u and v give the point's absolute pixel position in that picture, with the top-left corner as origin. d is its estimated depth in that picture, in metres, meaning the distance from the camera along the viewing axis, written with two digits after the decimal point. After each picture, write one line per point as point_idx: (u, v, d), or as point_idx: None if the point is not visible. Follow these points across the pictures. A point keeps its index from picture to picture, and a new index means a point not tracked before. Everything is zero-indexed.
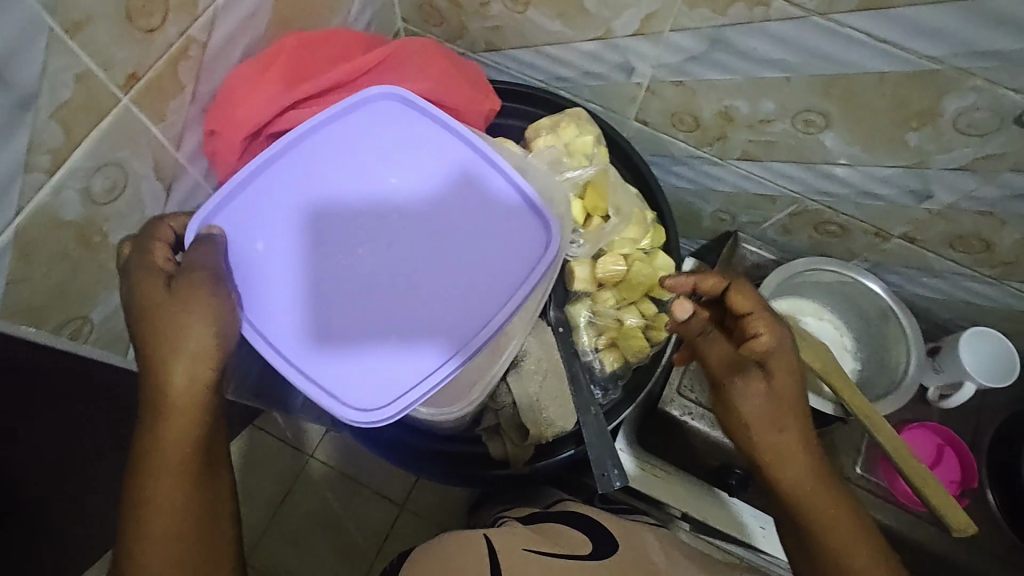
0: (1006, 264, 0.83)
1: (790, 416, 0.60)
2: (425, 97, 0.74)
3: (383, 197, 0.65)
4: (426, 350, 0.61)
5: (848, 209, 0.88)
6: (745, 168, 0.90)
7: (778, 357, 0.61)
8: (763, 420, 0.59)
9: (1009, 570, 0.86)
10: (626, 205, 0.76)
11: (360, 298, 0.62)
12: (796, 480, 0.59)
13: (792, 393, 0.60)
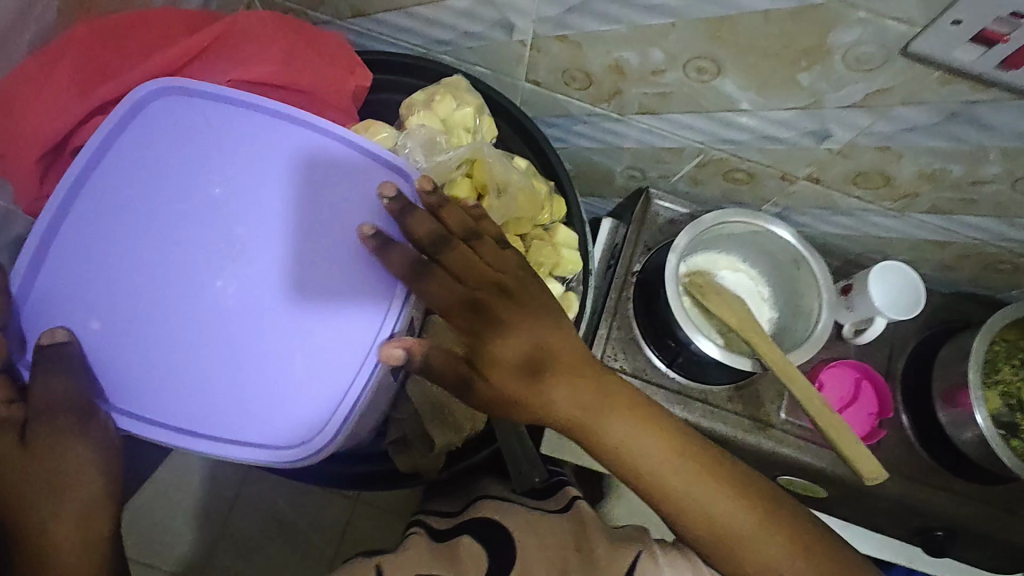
0: (907, 196, 0.82)
1: (596, 408, 0.60)
2: (275, 82, 0.66)
3: (199, 219, 0.62)
4: (290, 374, 0.61)
5: (752, 156, 0.85)
6: (645, 122, 0.86)
7: (559, 360, 0.61)
8: (573, 421, 0.60)
9: (928, 489, 0.90)
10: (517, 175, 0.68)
11: (204, 337, 0.61)
12: (630, 457, 0.60)
13: (569, 379, 0.60)
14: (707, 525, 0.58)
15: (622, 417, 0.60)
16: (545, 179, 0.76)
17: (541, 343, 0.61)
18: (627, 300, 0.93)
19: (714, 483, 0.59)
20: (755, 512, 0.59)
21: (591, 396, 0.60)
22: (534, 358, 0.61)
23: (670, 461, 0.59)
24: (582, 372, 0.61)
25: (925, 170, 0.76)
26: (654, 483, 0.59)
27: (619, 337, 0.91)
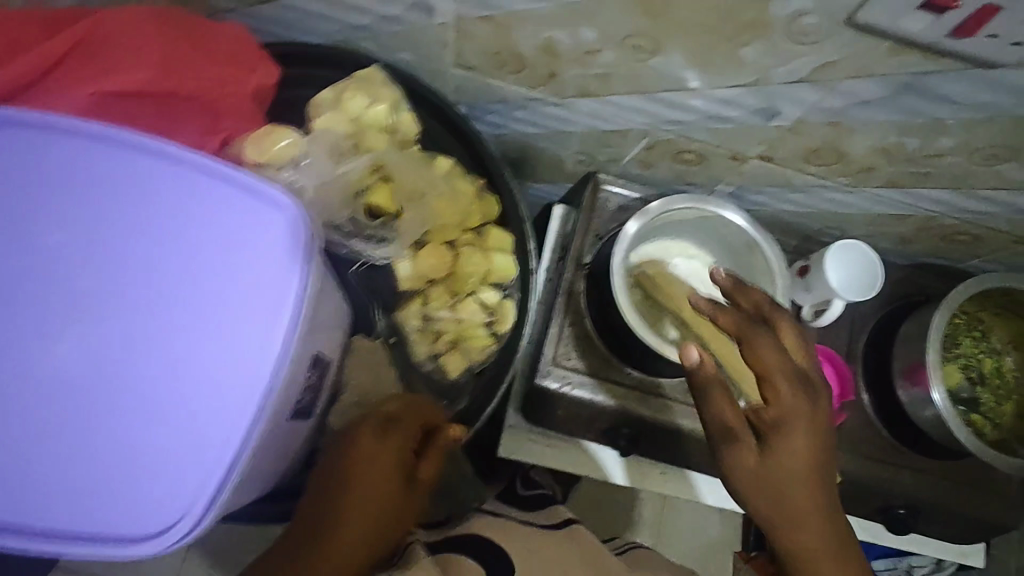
0: (863, 171, 0.78)
1: (795, 436, 0.60)
2: (151, 90, 0.59)
3: (31, 279, 0.53)
4: (145, 457, 0.53)
5: (701, 136, 0.80)
6: (586, 106, 0.80)
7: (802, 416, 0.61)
8: (759, 488, 0.61)
9: (890, 467, 0.89)
10: (434, 185, 0.66)
11: (41, 422, 0.52)
12: (787, 494, 0.61)
13: (807, 441, 0.60)
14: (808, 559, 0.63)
15: (813, 463, 0.61)
16: (477, 177, 0.70)
17: (788, 404, 0.61)
18: (579, 293, 0.89)
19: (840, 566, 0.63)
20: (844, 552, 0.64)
21: (797, 463, 0.60)
22: (761, 411, 0.62)
23: (808, 499, 0.62)
24: (813, 429, 0.61)
25: (879, 145, 0.72)
26: (785, 513, 0.62)
27: (572, 334, 0.87)
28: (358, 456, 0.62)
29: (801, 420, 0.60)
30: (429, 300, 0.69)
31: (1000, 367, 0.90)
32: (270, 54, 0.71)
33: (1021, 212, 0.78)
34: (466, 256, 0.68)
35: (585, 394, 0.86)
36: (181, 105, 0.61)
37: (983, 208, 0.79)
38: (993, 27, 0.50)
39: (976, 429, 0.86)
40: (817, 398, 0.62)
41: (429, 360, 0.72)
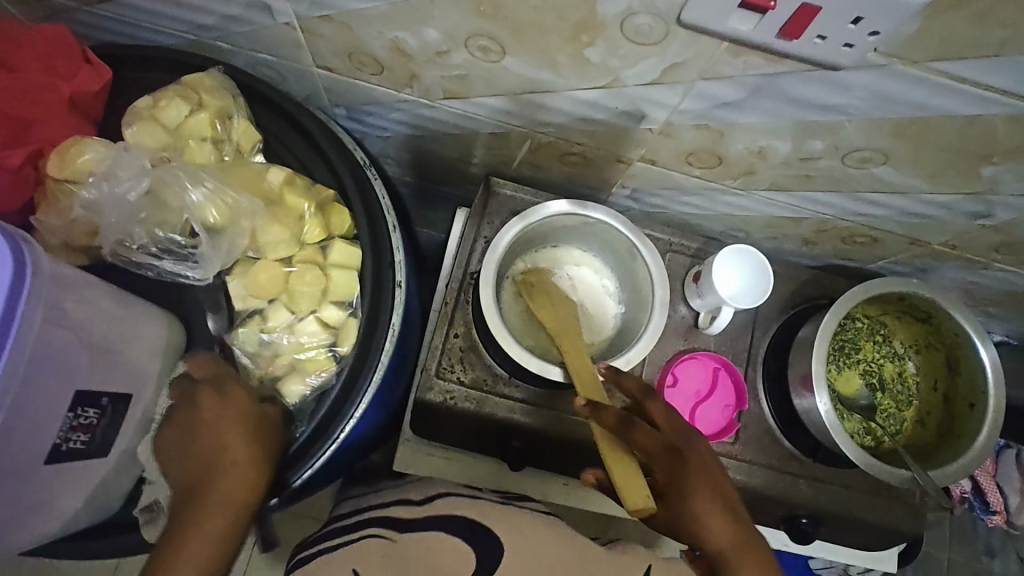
0: (746, 174, 0.75)
1: (680, 512, 0.62)
2: None
3: None
4: None
5: (579, 138, 0.76)
6: (458, 107, 0.76)
7: (673, 480, 0.62)
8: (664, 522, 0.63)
9: (789, 477, 0.86)
10: (253, 203, 0.61)
11: None
12: (694, 546, 0.62)
13: (713, 494, 0.62)
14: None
15: (724, 499, 0.62)
16: (328, 188, 0.66)
17: (682, 458, 0.63)
18: (465, 302, 0.85)
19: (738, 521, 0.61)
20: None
21: (718, 528, 0.60)
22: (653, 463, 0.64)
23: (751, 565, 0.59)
24: (706, 472, 0.62)
25: (753, 148, 0.69)
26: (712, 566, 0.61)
27: (457, 345, 0.83)
28: (201, 415, 0.56)
29: (694, 481, 0.62)
30: (267, 322, 0.62)
31: (902, 373, 0.87)
32: (102, 57, 0.66)
33: (909, 215, 0.75)
34: (301, 272, 0.62)
35: (468, 408, 0.81)
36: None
37: (872, 211, 0.76)
38: (818, 26, 0.47)
39: (871, 436, 0.83)
40: (694, 445, 0.64)
41: (268, 385, 0.63)
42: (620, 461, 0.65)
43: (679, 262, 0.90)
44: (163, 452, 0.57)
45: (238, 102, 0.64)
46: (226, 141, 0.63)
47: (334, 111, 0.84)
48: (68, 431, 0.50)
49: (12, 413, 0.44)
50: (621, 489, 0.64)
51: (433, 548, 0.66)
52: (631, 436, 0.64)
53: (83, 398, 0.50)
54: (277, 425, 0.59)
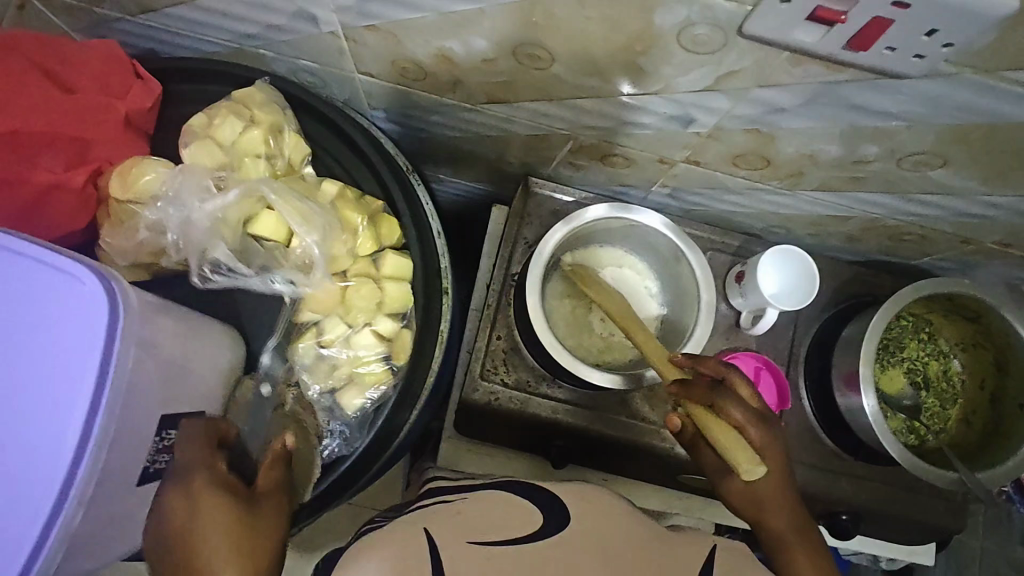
0: (794, 175, 0.73)
1: (770, 483, 0.61)
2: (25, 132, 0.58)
3: None
4: None
5: (622, 141, 0.75)
6: (499, 111, 0.75)
7: (765, 450, 0.61)
8: (746, 503, 0.62)
9: (829, 475, 0.86)
10: (325, 215, 0.61)
11: None
12: (769, 534, 0.60)
13: (785, 500, 0.61)
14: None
15: (795, 515, 0.60)
16: (376, 199, 0.67)
17: (763, 443, 0.61)
18: (507, 304, 0.85)
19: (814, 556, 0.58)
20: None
21: (781, 519, 0.60)
22: (747, 433, 0.61)
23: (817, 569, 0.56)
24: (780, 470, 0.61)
25: (804, 151, 0.67)
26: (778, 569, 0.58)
27: (500, 347, 0.84)
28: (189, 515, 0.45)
29: (772, 469, 0.61)
30: (324, 334, 0.63)
31: (947, 371, 0.86)
32: (151, 70, 0.66)
33: (962, 215, 0.73)
34: (358, 286, 0.64)
35: (512, 409, 0.83)
36: (61, 142, 0.60)
37: (923, 211, 0.75)
38: (888, 39, 0.46)
39: (915, 435, 0.83)
40: (774, 427, 0.62)
41: (328, 395, 0.64)
42: (723, 426, 0.61)
43: (719, 261, 0.89)
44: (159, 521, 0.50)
45: (286, 113, 0.64)
46: (278, 156, 0.64)
47: (373, 114, 0.83)
48: (155, 453, 0.51)
49: (110, 450, 0.45)
50: (728, 451, 0.60)
51: (506, 506, 0.55)
52: (718, 411, 0.62)
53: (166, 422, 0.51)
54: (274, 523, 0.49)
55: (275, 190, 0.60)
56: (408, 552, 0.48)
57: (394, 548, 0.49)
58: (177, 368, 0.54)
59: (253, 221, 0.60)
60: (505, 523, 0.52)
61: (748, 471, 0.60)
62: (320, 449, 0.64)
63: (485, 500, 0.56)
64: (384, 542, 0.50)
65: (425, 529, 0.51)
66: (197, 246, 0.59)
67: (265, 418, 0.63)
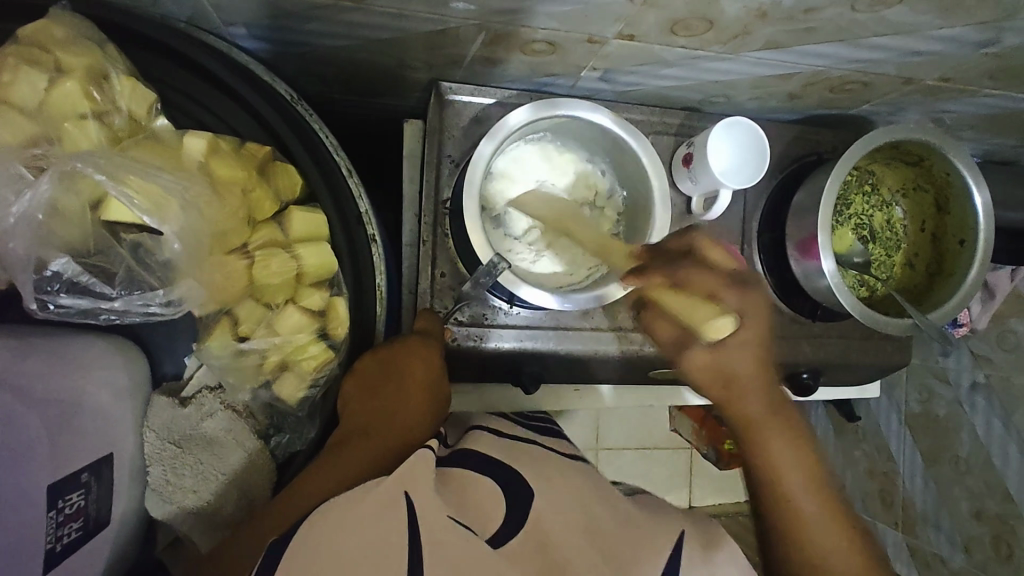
0: (738, 36, 0.65)
1: (747, 373, 0.57)
2: None
3: None
4: None
5: (544, 23, 0.63)
6: (390, 6, 0.59)
7: (744, 319, 0.56)
8: (714, 377, 0.57)
9: (790, 340, 0.88)
10: (188, 186, 0.47)
11: None
12: (744, 412, 0.59)
13: (760, 381, 0.58)
14: (799, 528, 0.56)
15: (775, 408, 0.59)
16: (263, 146, 0.54)
17: (740, 306, 0.56)
18: (444, 235, 0.76)
19: (794, 438, 0.59)
20: (835, 507, 0.57)
21: (761, 400, 0.58)
22: (721, 299, 0.56)
23: (795, 454, 0.58)
24: (761, 348, 0.57)
25: (752, 7, 0.59)
26: (758, 460, 0.59)
27: (447, 285, 0.76)
28: (406, 393, 0.56)
29: (746, 354, 0.56)
30: (239, 324, 0.52)
31: (890, 220, 0.87)
32: None
33: (909, 54, 0.68)
34: (264, 259, 0.51)
35: (472, 346, 0.77)
36: None
37: (870, 56, 0.69)
38: None
39: (865, 288, 0.85)
40: (755, 286, 0.58)
41: (263, 390, 0.55)
42: (691, 300, 0.56)
43: (663, 144, 0.83)
44: (358, 406, 0.55)
45: (109, 51, 0.48)
46: (113, 112, 0.48)
47: (231, 31, 0.65)
48: (58, 528, 0.42)
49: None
50: (683, 311, 0.55)
51: (470, 487, 0.50)
52: (690, 276, 0.56)
53: (61, 486, 0.42)
54: (415, 368, 0.57)
55: (106, 168, 0.44)
56: (389, 540, 0.41)
57: (367, 529, 0.42)
58: (62, 412, 0.45)
59: (105, 208, 0.45)
60: (468, 506, 0.48)
61: (708, 324, 0.54)
62: (271, 449, 0.56)
63: (449, 480, 0.50)
64: (352, 522, 0.43)
65: (403, 496, 0.45)
66: (33, 257, 0.44)
67: (198, 432, 0.53)
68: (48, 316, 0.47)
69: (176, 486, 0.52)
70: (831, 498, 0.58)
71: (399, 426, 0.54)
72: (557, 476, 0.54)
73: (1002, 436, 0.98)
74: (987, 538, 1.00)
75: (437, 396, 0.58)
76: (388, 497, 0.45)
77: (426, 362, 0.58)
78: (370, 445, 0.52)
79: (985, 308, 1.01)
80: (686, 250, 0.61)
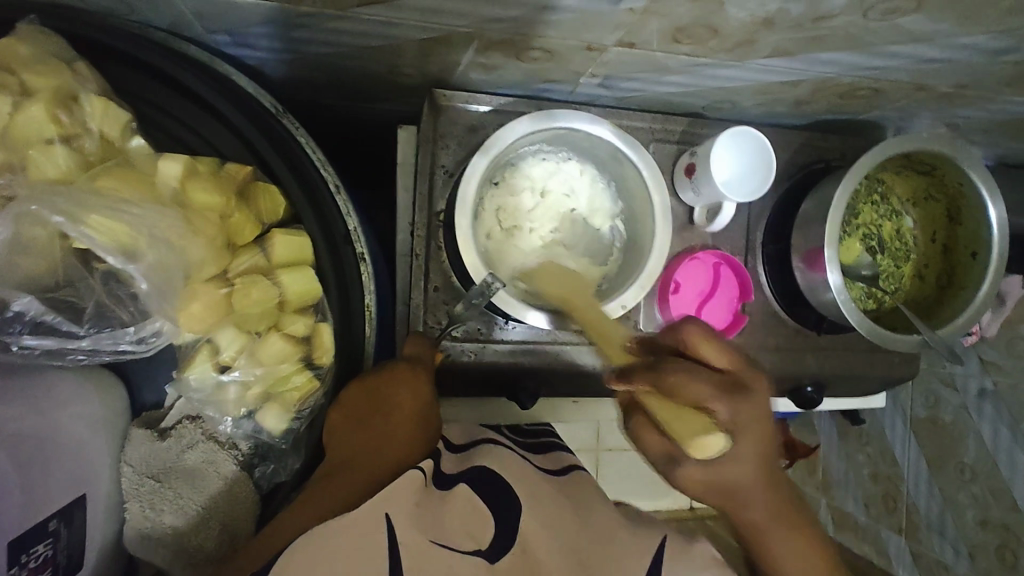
0: (744, 44, 0.62)
1: (739, 473, 0.54)
2: None
3: None
4: None
5: (540, 31, 0.60)
6: (380, 15, 0.56)
7: (738, 438, 0.53)
8: (718, 494, 0.57)
9: (794, 353, 0.85)
10: (157, 218, 0.45)
11: None
12: (741, 521, 0.59)
13: (759, 491, 0.57)
14: (768, 558, 0.60)
15: (776, 508, 0.59)
16: (244, 166, 0.52)
17: (738, 418, 0.52)
18: (438, 248, 0.73)
19: (793, 524, 0.60)
20: (825, 559, 0.60)
21: (751, 480, 0.55)
22: (712, 411, 0.52)
23: (797, 548, 0.59)
24: (761, 436, 0.54)
25: (758, 15, 0.56)
26: (747, 527, 0.60)
27: (440, 300, 0.74)
28: (394, 417, 0.54)
29: (744, 478, 0.55)
30: (221, 353, 0.50)
31: (900, 230, 0.84)
32: None
33: (923, 62, 0.65)
34: (245, 287, 0.50)
35: (467, 362, 0.74)
36: None
37: (883, 63, 0.66)
38: None
39: (873, 300, 0.82)
40: (752, 395, 0.53)
41: (247, 420, 0.53)
42: (693, 421, 0.53)
43: (665, 152, 0.80)
44: (343, 431, 0.53)
45: (77, 70, 0.47)
46: (83, 134, 0.46)
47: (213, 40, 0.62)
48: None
49: None
50: (672, 429, 0.53)
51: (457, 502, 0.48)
52: (676, 389, 0.52)
53: (24, 540, 0.39)
54: (404, 391, 0.56)
55: (66, 208, 0.42)
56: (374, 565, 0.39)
57: (353, 545, 0.40)
58: (34, 452, 0.42)
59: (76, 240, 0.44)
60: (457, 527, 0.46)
61: (703, 450, 0.52)
62: (255, 479, 0.55)
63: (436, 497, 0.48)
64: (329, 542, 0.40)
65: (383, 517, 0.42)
66: None
67: (179, 464, 0.52)
68: (12, 357, 0.44)
69: (155, 522, 0.50)
70: (823, 551, 0.61)
71: (386, 455, 0.52)
72: (543, 489, 0.52)
73: (1009, 444, 0.93)
74: (992, 546, 0.94)
75: (423, 417, 0.55)
76: (374, 519, 0.42)
77: (408, 383, 0.56)
78: (352, 472, 0.50)
79: (996, 316, 0.96)
80: (675, 350, 0.58)
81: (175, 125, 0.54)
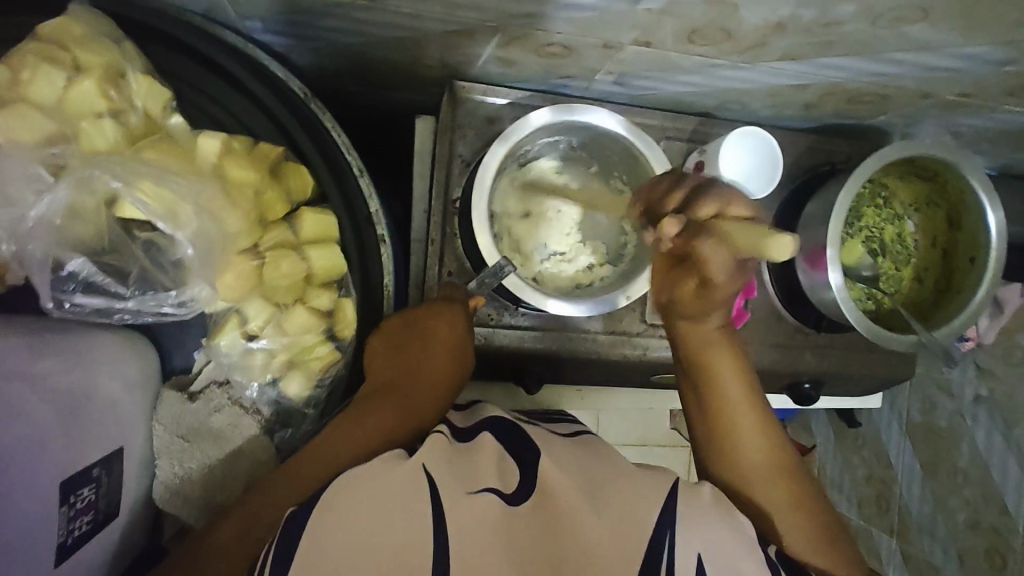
0: (757, 47, 0.64)
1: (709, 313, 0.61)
2: None
3: None
4: None
5: (559, 27, 0.62)
6: (407, 7, 0.58)
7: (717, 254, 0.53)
8: (697, 359, 0.65)
9: (794, 349, 0.87)
10: (199, 191, 0.48)
11: None
12: (716, 396, 0.64)
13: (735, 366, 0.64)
14: (726, 429, 0.62)
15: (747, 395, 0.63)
16: (275, 145, 0.56)
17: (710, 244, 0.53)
18: (452, 235, 0.76)
19: (752, 405, 0.63)
20: (774, 456, 0.61)
21: (724, 375, 0.64)
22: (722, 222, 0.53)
23: (753, 427, 0.62)
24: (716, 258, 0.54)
25: (771, 20, 0.58)
26: (717, 413, 0.63)
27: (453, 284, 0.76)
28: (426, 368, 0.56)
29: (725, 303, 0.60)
30: (247, 323, 0.54)
31: (902, 233, 0.87)
32: None
33: (929, 70, 0.67)
34: (275, 261, 0.53)
35: (477, 345, 0.77)
36: None
37: (890, 70, 0.68)
38: None
39: (873, 301, 0.84)
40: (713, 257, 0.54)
41: (271, 387, 0.57)
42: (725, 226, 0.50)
43: (675, 150, 0.83)
44: (381, 365, 0.57)
45: (125, 49, 0.50)
46: (128, 110, 0.49)
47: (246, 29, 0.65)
48: (69, 522, 0.43)
49: (23, 500, 0.38)
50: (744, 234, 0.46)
51: (489, 452, 0.50)
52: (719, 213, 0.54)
53: (72, 482, 0.43)
54: (444, 341, 0.58)
55: (122, 175, 0.45)
56: (415, 515, 0.42)
57: (393, 499, 0.43)
58: (76, 401, 0.45)
59: (118, 207, 0.46)
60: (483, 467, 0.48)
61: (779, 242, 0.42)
62: (274, 443, 0.58)
63: (466, 449, 0.50)
64: (370, 485, 0.44)
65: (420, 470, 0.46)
66: (51, 257, 0.45)
67: (206, 426, 0.55)
68: (63, 315, 0.47)
69: (183, 479, 0.54)
70: (778, 453, 0.62)
71: (416, 401, 0.55)
72: (567, 443, 0.54)
73: (1002, 450, 0.95)
74: (981, 549, 0.96)
75: (461, 363, 0.59)
76: (410, 474, 0.45)
77: (449, 328, 0.59)
78: (390, 409, 0.53)
79: (994, 322, 0.98)
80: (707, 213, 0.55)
81: (209, 104, 0.57)
